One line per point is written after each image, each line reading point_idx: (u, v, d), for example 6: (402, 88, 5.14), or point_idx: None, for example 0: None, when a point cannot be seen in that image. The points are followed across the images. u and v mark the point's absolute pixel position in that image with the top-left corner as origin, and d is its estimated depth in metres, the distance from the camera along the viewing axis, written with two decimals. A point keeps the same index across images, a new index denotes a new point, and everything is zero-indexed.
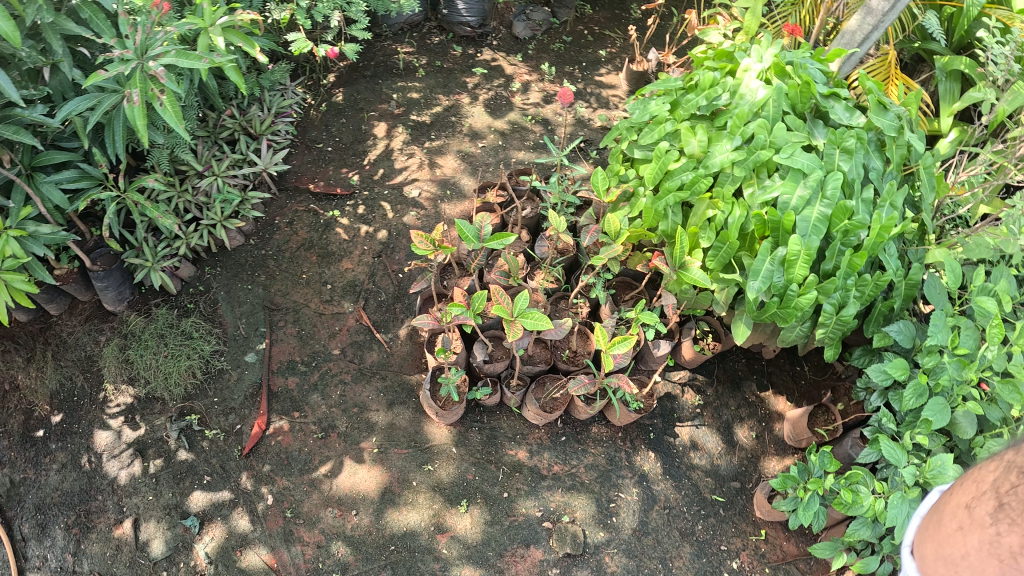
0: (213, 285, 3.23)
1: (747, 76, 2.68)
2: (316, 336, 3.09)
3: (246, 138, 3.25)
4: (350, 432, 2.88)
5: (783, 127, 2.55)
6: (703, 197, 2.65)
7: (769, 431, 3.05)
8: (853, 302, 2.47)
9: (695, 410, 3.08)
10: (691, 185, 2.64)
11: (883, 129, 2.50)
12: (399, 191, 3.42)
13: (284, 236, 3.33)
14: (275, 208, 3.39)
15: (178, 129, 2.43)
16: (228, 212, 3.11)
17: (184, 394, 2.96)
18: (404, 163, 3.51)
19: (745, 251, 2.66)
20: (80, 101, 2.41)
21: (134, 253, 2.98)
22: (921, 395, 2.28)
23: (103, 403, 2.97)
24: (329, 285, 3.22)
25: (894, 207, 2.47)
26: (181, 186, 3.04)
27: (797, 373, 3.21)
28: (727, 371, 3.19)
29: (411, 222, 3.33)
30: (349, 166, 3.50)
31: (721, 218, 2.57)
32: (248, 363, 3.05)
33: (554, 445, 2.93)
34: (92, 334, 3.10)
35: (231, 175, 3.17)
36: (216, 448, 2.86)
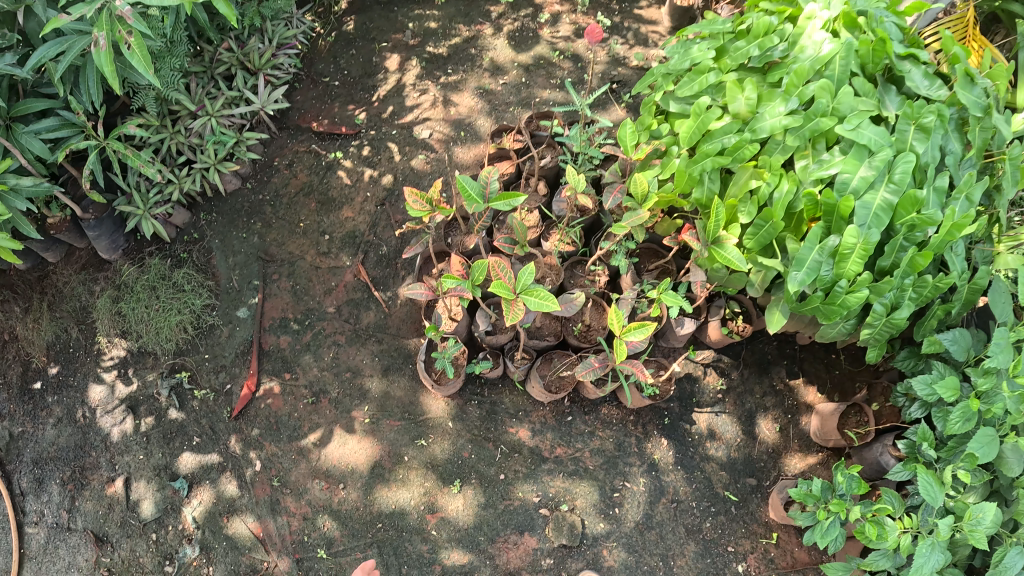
0: (207, 233, 3.18)
1: (811, 25, 2.21)
2: (312, 293, 2.93)
3: (243, 74, 3.14)
4: (342, 398, 2.80)
5: (850, 90, 2.11)
6: (746, 165, 2.26)
7: (795, 425, 2.78)
8: (907, 305, 2.15)
9: (716, 396, 2.83)
10: (732, 150, 2.25)
11: (968, 106, 2.11)
12: (408, 131, 3.17)
13: (283, 180, 3.20)
14: (275, 148, 3.26)
15: (149, 75, 2.20)
16: (222, 155, 3.06)
17: (173, 350, 2.97)
18: (416, 100, 3.24)
19: (790, 233, 2.27)
20: (50, 46, 2.27)
21: (128, 201, 3.00)
22: (971, 421, 2.01)
23: (98, 356, 3.04)
24: (328, 235, 3.01)
25: (970, 201, 2.12)
26: (173, 128, 3.00)
27: (832, 360, 2.87)
28: (755, 353, 2.90)
29: (419, 166, 3.09)
30: (356, 102, 3.29)
31: (765, 192, 2.21)
32: (239, 319, 3.00)
33: (559, 425, 2.75)
34: (87, 284, 3.13)
35: (226, 114, 3.08)
36: (205, 408, 2.88)
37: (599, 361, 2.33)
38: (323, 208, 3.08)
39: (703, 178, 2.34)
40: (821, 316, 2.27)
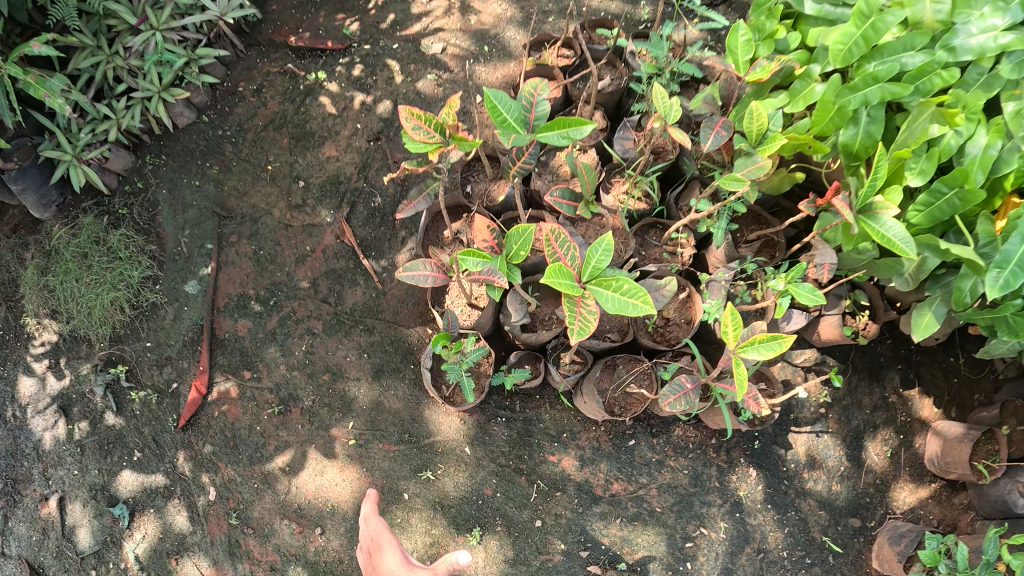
0: (153, 181, 2.32)
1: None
2: (278, 260, 2.15)
3: None
4: (318, 409, 2.01)
5: None
6: (928, 99, 1.51)
7: (908, 448, 2.00)
8: None
9: (818, 410, 2.02)
10: (913, 75, 1.49)
11: None
12: (415, 45, 2.34)
13: (249, 109, 2.32)
14: (239, 70, 2.35)
15: None
16: (170, 80, 2.16)
17: (108, 336, 2.23)
18: (425, 4, 2.39)
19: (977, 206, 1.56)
20: None
21: (54, 142, 2.16)
22: None
23: (27, 340, 2.30)
24: (302, 182, 2.24)
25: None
26: (110, 47, 2.13)
27: (946, 363, 2.04)
28: (864, 354, 2.05)
29: (428, 89, 2.30)
30: (347, 9, 2.39)
31: (953, 146, 1.49)
32: (187, 296, 2.23)
33: (619, 452, 1.94)
34: (16, 250, 2.29)
35: (176, 27, 2.16)
36: (148, 413, 2.19)
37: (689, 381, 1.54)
38: (297, 144, 2.27)
39: (857, 113, 1.59)
40: (1004, 330, 1.57)
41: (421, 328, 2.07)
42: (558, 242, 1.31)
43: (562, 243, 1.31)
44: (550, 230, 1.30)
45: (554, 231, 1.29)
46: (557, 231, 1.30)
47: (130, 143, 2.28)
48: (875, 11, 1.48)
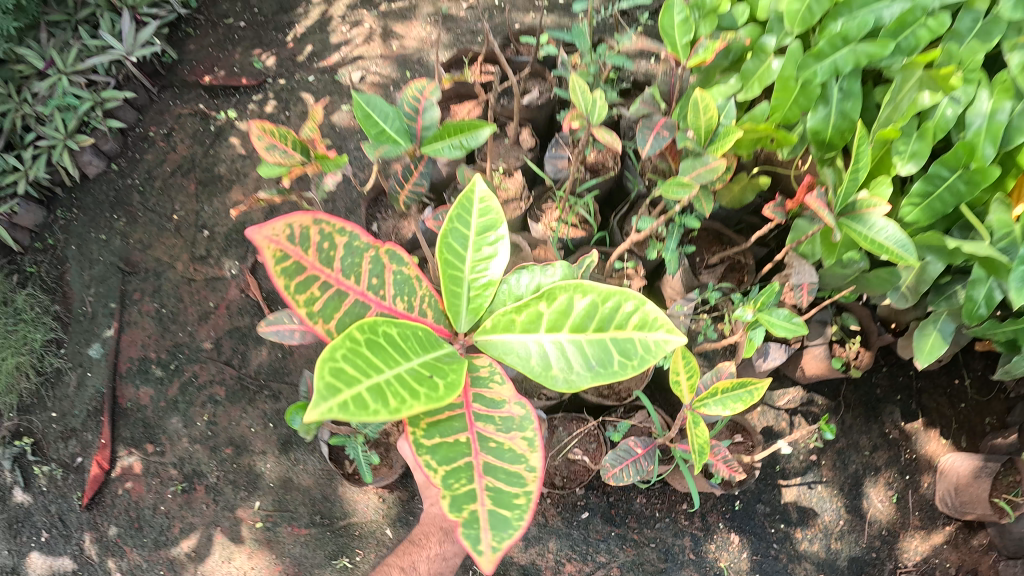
0: (65, 235, 2.05)
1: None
2: (181, 319, 1.89)
3: (110, 14, 2.08)
4: (223, 485, 1.74)
5: None
6: (914, 59, 1.22)
7: (914, 491, 1.79)
8: None
9: (807, 459, 1.79)
10: (890, 30, 1.20)
11: None
12: (332, 75, 2.13)
13: (159, 155, 2.09)
14: (152, 114, 2.14)
15: None
16: (74, 125, 2.02)
17: (14, 406, 1.89)
18: (347, 35, 2.18)
19: (990, 189, 1.28)
20: None
21: None
22: None
23: None
24: (207, 232, 1.98)
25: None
26: (17, 95, 2.00)
27: (955, 389, 1.84)
28: (858, 389, 1.84)
29: (345, 124, 2.06)
30: (266, 44, 2.21)
31: (948, 116, 1.20)
32: (91, 361, 1.91)
33: (569, 528, 1.68)
34: None
35: (81, 70, 2.04)
36: (56, 490, 1.85)
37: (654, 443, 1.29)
38: (203, 190, 2.02)
39: (825, 90, 1.28)
40: None
41: None
42: (338, 268, 0.72)
43: (352, 272, 0.73)
44: (299, 239, 0.68)
45: (297, 233, 0.68)
46: (334, 235, 0.71)
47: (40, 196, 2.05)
48: None
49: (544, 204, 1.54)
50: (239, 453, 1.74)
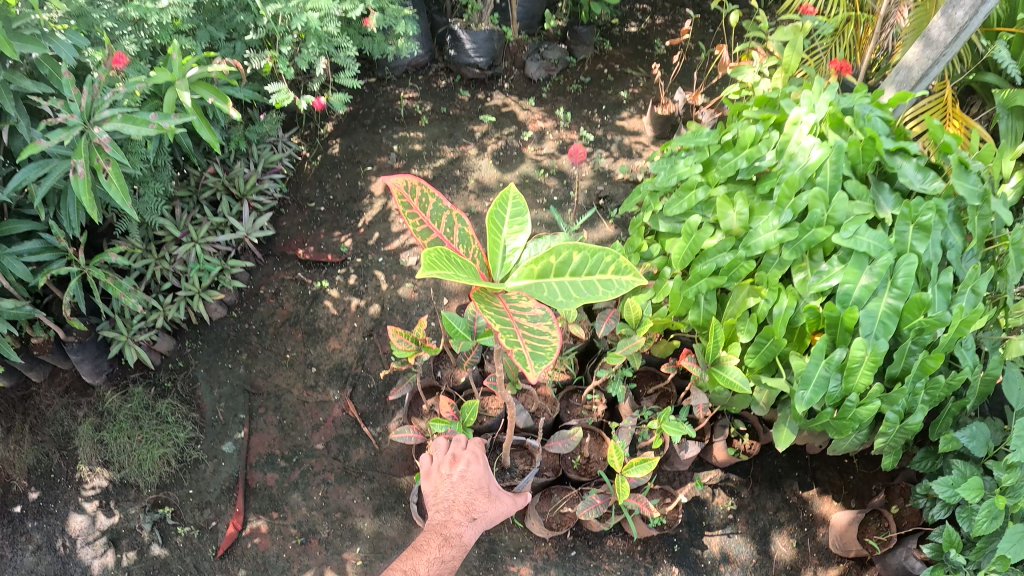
0: (193, 360, 2.93)
1: (798, 130, 2.26)
2: (297, 427, 2.80)
3: (228, 199, 3.02)
4: (333, 538, 2.59)
5: (844, 197, 2.10)
6: (742, 283, 2.32)
7: (812, 538, 2.69)
8: (920, 408, 2.23)
9: (727, 517, 2.72)
10: (726, 269, 2.29)
11: (965, 196, 2.09)
12: (395, 259, 3.13)
13: (270, 308, 3.03)
14: (261, 276, 3.09)
15: (123, 204, 2.31)
16: (207, 282, 2.90)
17: (157, 483, 2.69)
18: (403, 226, 3.21)
19: (795, 348, 2.32)
20: (30, 169, 2.29)
21: (110, 325, 2.77)
22: (999, 515, 2.13)
23: (79, 484, 2.73)
24: (314, 368, 2.92)
25: (974, 293, 2.14)
26: (156, 253, 2.84)
27: (843, 466, 2.80)
28: (765, 469, 2.80)
29: (406, 295, 3.03)
30: (342, 229, 3.21)
31: (764, 309, 2.24)
32: (224, 454, 2.76)
33: (563, 561, 2.65)
34: (70, 408, 2.83)
35: (211, 241, 2.94)
36: (191, 545, 2.59)
37: (602, 499, 2.43)
38: (308, 338, 2.97)
39: (699, 299, 2.40)
40: (833, 430, 2.32)
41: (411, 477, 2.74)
42: (463, 226, 1.27)
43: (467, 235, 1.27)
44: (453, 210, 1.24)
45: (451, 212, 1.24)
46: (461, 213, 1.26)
47: (174, 328, 2.92)
48: (696, 231, 2.34)
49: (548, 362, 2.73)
50: (345, 517, 2.62)
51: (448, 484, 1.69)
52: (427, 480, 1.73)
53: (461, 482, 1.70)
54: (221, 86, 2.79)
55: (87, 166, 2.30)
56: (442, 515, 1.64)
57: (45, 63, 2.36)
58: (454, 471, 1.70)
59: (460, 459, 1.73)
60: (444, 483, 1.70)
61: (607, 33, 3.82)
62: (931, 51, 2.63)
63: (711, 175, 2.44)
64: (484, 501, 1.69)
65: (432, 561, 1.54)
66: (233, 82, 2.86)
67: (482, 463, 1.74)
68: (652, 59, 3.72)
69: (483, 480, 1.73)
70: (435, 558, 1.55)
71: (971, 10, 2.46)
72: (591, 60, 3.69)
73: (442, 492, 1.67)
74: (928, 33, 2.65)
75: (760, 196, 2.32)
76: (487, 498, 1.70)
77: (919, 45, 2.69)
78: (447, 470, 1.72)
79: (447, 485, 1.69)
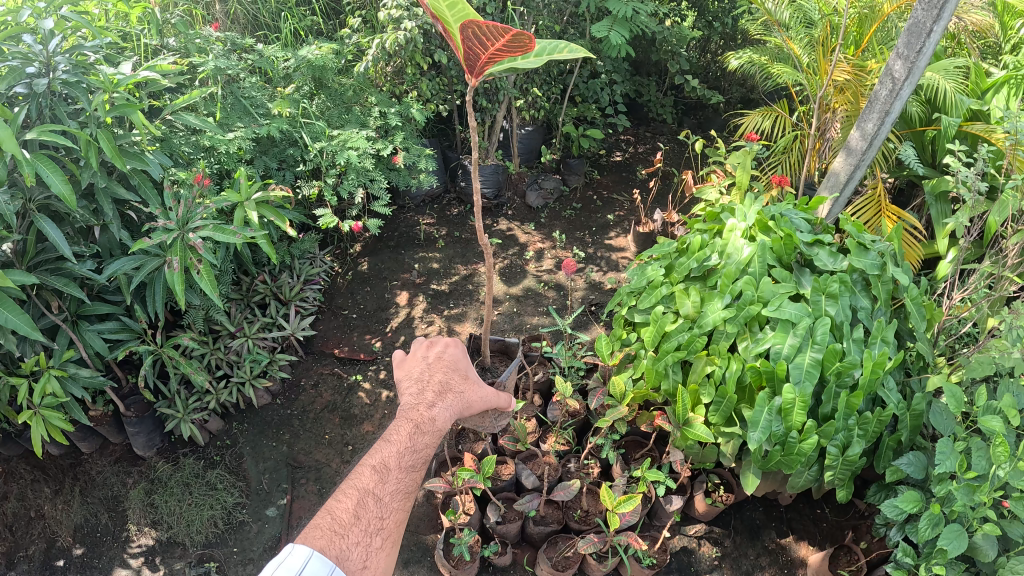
0: (239, 439, 3.31)
1: (733, 236, 2.82)
2: (334, 494, 3.09)
3: (276, 303, 3.53)
4: None
5: (770, 281, 2.67)
6: (700, 354, 2.74)
7: None
8: (857, 442, 2.60)
9: (713, 563, 2.94)
10: (685, 346, 2.75)
11: (866, 268, 2.70)
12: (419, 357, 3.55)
13: (310, 398, 3.45)
14: (301, 369, 3.56)
15: (210, 292, 2.90)
16: (257, 371, 3.32)
17: (204, 542, 2.94)
18: (424, 330, 3.68)
19: (745, 403, 2.71)
20: (127, 261, 2.87)
21: (168, 404, 3.17)
22: (937, 525, 2.54)
23: (125, 542, 2.98)
24: (350, 446, 3.26)
25: (885, 343, 2.64)
26: (214, 344, 3.30)
27: (817, 515, 3.12)
28: (744, 521, 3.10)
29: None
30: (372, 333, 3.70)
31: (719, 373, 2.66)
32: (268, 517, 3.02)
33: None
34: (121, 475, 3.20)
35: (261, 337, 3.41)
36: None
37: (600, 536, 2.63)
38: (346, 422, 3.34)
39: (666, 371, 2.81)
40: (784, 467, 2.63)
41: (434, 536, 3.04)
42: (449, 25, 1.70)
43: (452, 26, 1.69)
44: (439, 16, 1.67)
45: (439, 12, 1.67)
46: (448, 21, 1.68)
47: (225, 411, 3.35)
48: (658, 319, 2.83)
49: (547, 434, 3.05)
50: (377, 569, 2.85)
51: (425, 368, 2.00)
52: (405, 367, 2.03)
53: (436, 367, 2.00)
54: (277, 207, 3.44)
55: (180, 263, 2.89)
56: (417, 398, 1.88)
57: (138, 178, 2.97)
58: (430, 355, 2.04)
59: (436, 347, 2.08)
60: (422, 367, 2.01)
61: (597, 162, 4.57)
62: (852, 157, 3.24)
63: (672, 276, 2.98)
64: (459, 383, 1.99)
65: (404, 452, 1.71)
66: (285, 206, 3.47)
67: (457, 351, 2.08)
68: (635, 184, 4.41)
69: (458, 365, 2.05)
70: (406, 449, 1.72)
71: (879, 121, 3.08)
72: (582, 188, 4.35)
73: (418, 376, 1.96)
74: (849, 144, 3.26)
75: (710, 287, 2.85)
76: (463, 380, 2.01)
77: (843, 155, 3.30)
78: (423, 354, 2.06)
79: (424, 368, 2.00)
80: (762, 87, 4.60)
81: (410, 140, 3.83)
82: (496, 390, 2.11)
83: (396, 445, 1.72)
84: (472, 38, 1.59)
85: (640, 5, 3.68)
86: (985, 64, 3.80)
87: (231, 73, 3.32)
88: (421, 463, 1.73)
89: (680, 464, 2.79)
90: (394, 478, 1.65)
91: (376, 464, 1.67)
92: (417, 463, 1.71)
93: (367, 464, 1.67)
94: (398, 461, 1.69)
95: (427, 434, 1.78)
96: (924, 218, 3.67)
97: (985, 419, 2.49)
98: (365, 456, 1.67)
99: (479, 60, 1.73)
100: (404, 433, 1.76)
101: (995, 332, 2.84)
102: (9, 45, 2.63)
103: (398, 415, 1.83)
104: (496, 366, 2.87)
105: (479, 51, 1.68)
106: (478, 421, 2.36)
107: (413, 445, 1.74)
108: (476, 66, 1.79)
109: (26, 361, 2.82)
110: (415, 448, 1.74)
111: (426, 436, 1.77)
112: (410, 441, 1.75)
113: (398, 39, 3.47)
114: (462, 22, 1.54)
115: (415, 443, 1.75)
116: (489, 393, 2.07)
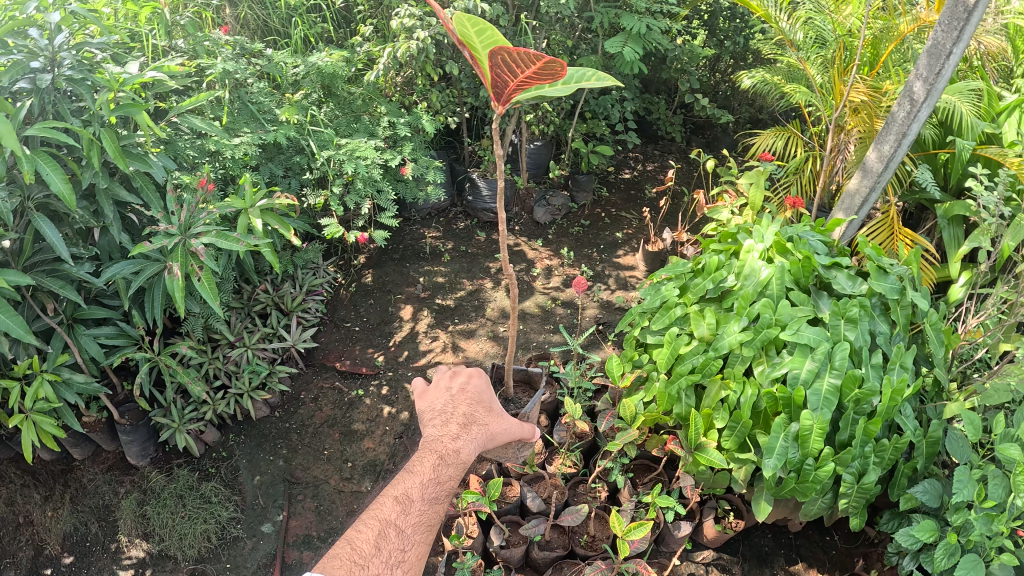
0: (235, 452, 3.22)
1: (751, 257, 2.73)
2: (331, 511, 2.98)
3: (277, 314, 3.45)
4: None
5: (787, 303, 2.60)
6: (714, 378, 2.67)
7: None
8: (873, 469, 2.52)
9: None
10: (699, 368, 2.68)
11: (885, 292, 2.62)
12: (421, 372, 3.47)
13: (310, 411, 3.36)
14: (301, 382, 3.47)
15: (212, 301, 2.81)
16: (256, 382, 3.24)
17: (196, 556, 2.85)
18: (428, 345, 3.60)
19: (759, 429, 2.62)
20: (126, 265, 2.79)
21: (162, 414, 3.08)
22: (953, 555, 2.46)
23: (114, 554, 2.91)
24: (349, 463, 3.16)
25: (904, 369, 2.57)
26: (212, 354, 3.22)
27: (828, 543, 3.05)
28: (753, 548, 3.02)
29: None
30: (374, 346, 3.63)
31: (733, 397, 2.58)
32: (263, 533, 2.92)
33: None
34: (113, 484, 3.09)
35: (262, 347, 3.33)
36: None
37: (609, 564, 2.53)
38: (346, 437, 3.25)
39: (679, 395, 2.75)
40: (799, 494, 2.54)
41: (434, 555, 2.95)
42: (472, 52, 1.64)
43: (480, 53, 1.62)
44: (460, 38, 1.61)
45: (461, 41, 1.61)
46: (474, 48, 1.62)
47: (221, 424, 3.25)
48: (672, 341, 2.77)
49: (552, 458, 2.95)
50: None
51: (448, 400, 1.92)
52: (427, 399, 1.96)
53: (460, 399, 1.92)
54: (282, 215, 3.37)
55: (182, 270, 2.80)
56: (441, 431, 1.81)
57: (140, 181, 2.89)
58: (454, 386, 1.96)
59: (459, 377, 2.00)
60: (445, 399, 1.93)
61: (606, 179, 4.55)
62: (867, 179, 3.20)
63: (687, 296, 2.91)
64: (484, 416, 1.91)
65: (427, 484, 1.65)
66: (290, 214, 3.40)
67: (481, 381, 2.00)
68: (643, 202, 4.37)
69: (483, 398, 1.97)
70: (429, 480, 1.65)
71: (895, 143, 3.04)
72: (591, 205, 4.31)
73: (442, 408, 1.89)
74: (865, 166, 3.22)
75: (725, 309, 2.79)
76: (488, 412, 1.92)
77: (859, 176, 3.26)
78: (447, 384, 1.99)
79: (448, 400, 1.93)
80: (774, 107, 4.58)
81: (418, 151, 3.79)
82: (522, 421, 2.03)
83: (423, 477, 1.66)
84: (500, 65, 1.52)
85: (654, 22, 3.66)
86: (998, 88, 3.79)
87: (240, 77, 3.28)
88: (446, 496, 1.67)
89: (690, 491, 2.70)
90: (416, 509, 1.58)
91: (398, 494, 1.60)
92: (440, 496, 1.65)
93: (389, 495, 1.60)
94: (422, 492, 1.63)
95: (450, 470, 1.71)
96: (935, 242, 3.65)
97: (1004, 446, 2.43)
98: (387, 486, 1.61)
99: (506, 87, 1.66)
100: (428, 464, 1.70)
101: (1009, 360, 2.80)
102: (16, 38, 2.57)
103: (422, 446, 1.77)
104: (517, 396, 2.81)
105: (507, 79, 1.62)
106: (501, 452, 2.27)
107: (439, 479, 1.67)
108: (503, 93, 1.72)
109: (18, 363, 2.73)
110: (440, 482, 1.67)
111: (452, 472, 1.71)
112: (439, 478, 1.68)
113: (411, 48, 3.42)
114: (492, 49, 1.46)
115: (443, 480, 1.68)
116: (514, 426, 1.98)
